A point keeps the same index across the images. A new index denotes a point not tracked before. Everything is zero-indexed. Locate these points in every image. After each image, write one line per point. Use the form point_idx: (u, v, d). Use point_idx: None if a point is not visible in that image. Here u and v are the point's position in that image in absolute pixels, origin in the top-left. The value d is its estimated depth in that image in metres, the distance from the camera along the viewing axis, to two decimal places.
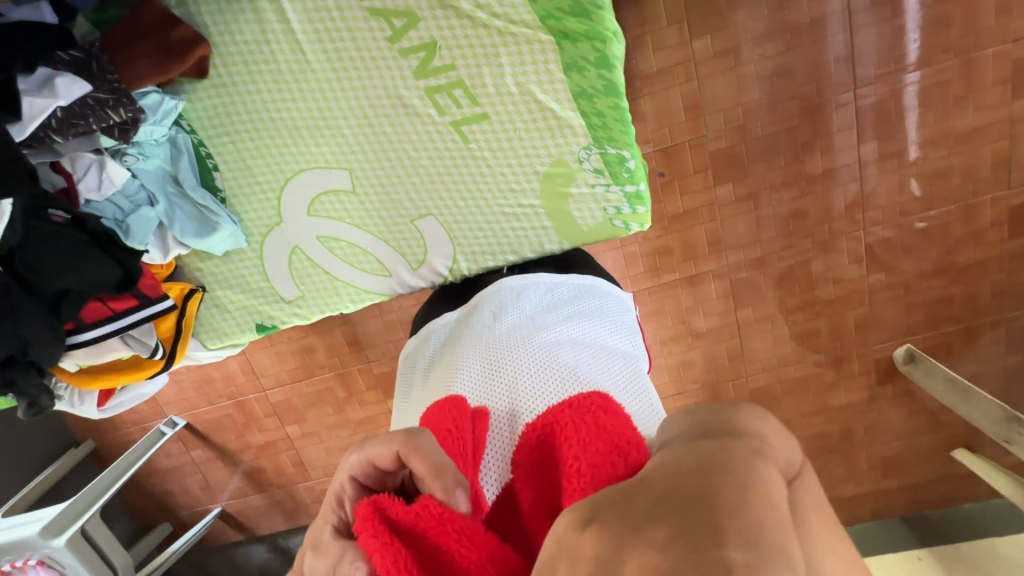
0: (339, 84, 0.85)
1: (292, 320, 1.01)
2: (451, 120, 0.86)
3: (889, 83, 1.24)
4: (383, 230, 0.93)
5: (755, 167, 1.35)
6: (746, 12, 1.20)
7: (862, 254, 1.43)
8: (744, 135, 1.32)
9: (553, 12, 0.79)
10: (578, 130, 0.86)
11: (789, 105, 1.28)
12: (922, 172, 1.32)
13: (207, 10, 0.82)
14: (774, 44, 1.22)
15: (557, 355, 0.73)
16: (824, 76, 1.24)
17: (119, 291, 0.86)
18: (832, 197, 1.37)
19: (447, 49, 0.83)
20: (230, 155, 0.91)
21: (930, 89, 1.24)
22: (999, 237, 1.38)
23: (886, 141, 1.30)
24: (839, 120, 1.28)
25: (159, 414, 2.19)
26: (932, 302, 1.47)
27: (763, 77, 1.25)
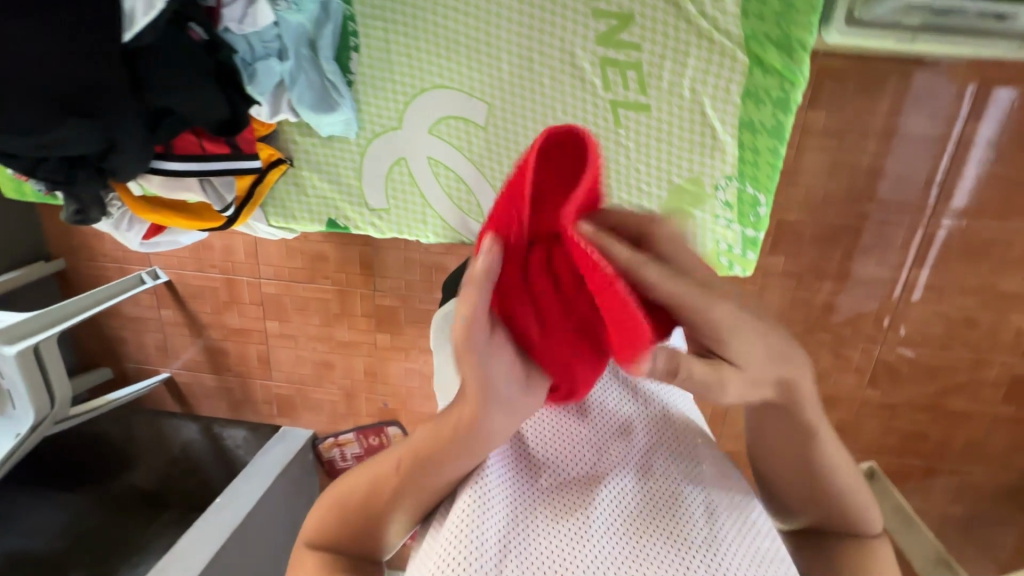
0: (517, 16, 0.81)
1: (366, 229, 0.96)
2: (612, 98, 0.83)
3: (962, 222, 1.29)
4: (497, 178, 0.90)
5: (812, 250, 1.36)
6: (868, 104, 1.21)
7: (868, 366, 1.48)
8: (815, 216, 1.33)
9: (760, 35, 0.77)
10: (729, 158, 0.84)
11: (866, 206, 1.30)
12: (954, 313, 1.38)
13: None
14: (881, 143, 1.24)
15: (617, 356, 0.65)
16: (910, 192, 1.28)
17: (221, 134, 0.81)
18: (867, 305, 1.41)
19: (640, 28, 0.79)
20: (375, 42, 0.85)
21: (995, 241, 1.30)
22: (993, 396, 1.46)
23: (936, 272, 1.35)
24: (903, 238, 1.32)
25: (141, 261, 2.10)
26: (909, 433, 1.53)
27: (857, 170, 1.27)
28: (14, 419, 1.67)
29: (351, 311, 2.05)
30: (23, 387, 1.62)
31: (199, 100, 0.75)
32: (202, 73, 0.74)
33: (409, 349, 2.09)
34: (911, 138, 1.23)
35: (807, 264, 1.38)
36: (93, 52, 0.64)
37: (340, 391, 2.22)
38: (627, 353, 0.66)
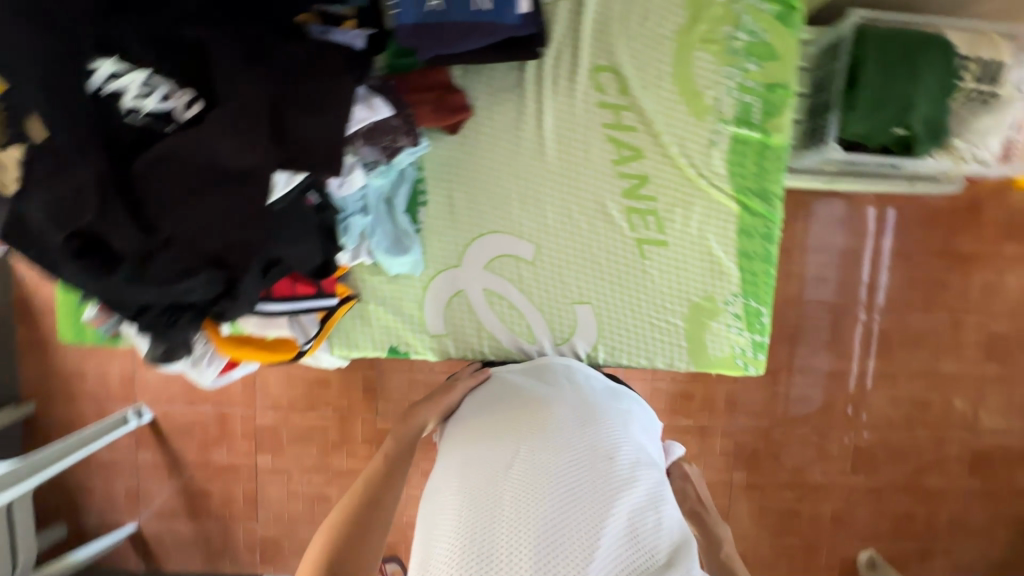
0: (557, 177, 1.02)
1: (425, 353, 1.06)
2: (637, 236, 1.03)
3: (894, 317, 1.59)
4: (544, 303, 1.05)
5: (782, 348, 1.60)
6: (803, 228, 1.56)
7: (849, 452, 1.63)
8: (780, 318, 1.59)
9: (744, 189, 1.02)
10: (733, 279, 1.04)
11: (820, 308, 1.58)
12: (909, 396, 1.61)
13: (480, 91, 1.01)
14: (820, 256, 1.57)
15: (625, 440, 0.78)
16: (849, 296, 1.58)
17: (313, 279, 0.92)
18: (835, 394, 1.61)
19: (654, 185, 1.03)
20: (440, 197, 1.03)
21: (925, 332, 1.59)
22: (961, 472, 1.63)
23: (885, 360, 1.60)
24: (853, 333, 1.59)
25: (125, 399, 2.00)
26: (898, 515, 1.65)
27: (804, 279, 1.58)
28: None
29: (352, 438, 2.01)
30: None
31: (305, 252, 0.87)
32: (309, 229, 0.87)
33: None
34: (841, 253, 1.57)
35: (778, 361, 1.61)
36: (235, 216, 0.73)
37: None
38: (633, 441, 0.79)
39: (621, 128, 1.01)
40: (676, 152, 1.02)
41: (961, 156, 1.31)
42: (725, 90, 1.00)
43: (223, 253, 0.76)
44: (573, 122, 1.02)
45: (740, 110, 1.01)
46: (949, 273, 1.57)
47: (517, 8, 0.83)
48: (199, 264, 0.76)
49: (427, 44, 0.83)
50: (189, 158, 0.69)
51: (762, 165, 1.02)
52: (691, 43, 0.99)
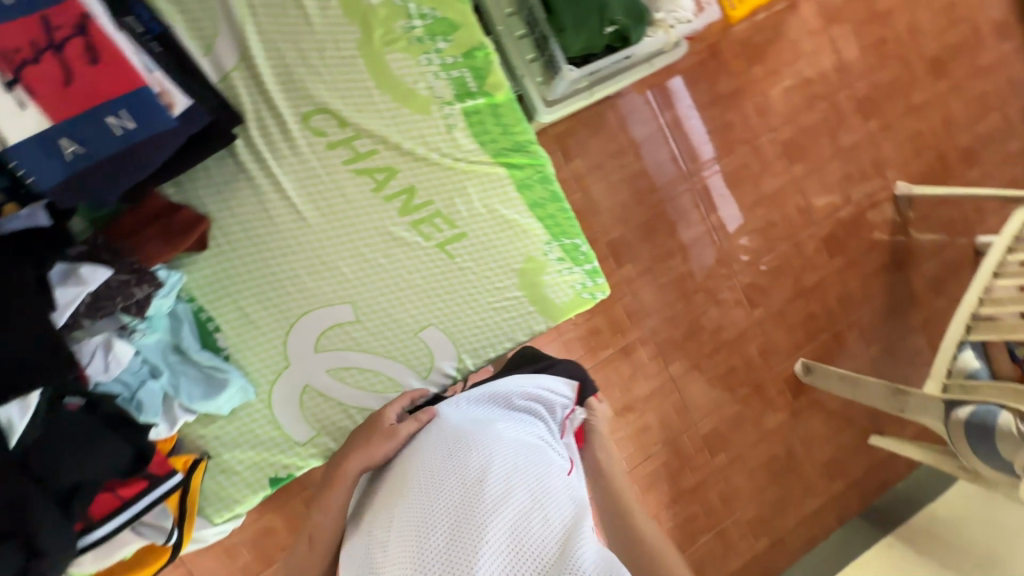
0: (331, 232, 0.99)
1: (309, 462, 1.00)
2: (436, 243, 1.03)
3: (709, 171, 1.74)
4: (391, 349, 1.02)
5: (642, 246, 1.70)
6: (600, 140, 1.66)
7: (740, 296, 1.79)
8: (627, 223, 1.69)
9: (500, 150, 1.05)
10: (539, 230, 1.08)
11: (652, 197, 1.70)
12: (755, 225, 1.79)
13: (207, 194, 0.94)
14: (627, 156, 1.68)
15: (496, 451, 0.77)
16: (667, 174, 1.71)
17: (135, 474, 0.85)
18: (703, 258, 1.75)
19: (423, 190, 1.02)
20: (231, 313, 0.95)
21: (737, 168, 1.77)
22: (825, 258, 1.85)
23: (722, 208, 1.76)
24: (687, 201, 1.73)
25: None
26: (804, 319, 1.84)
27: (625, 180, 1.68)
28: None
29: None
30: None
31: (102, 460, 0.80)
32: (95, 432, 0.80)
33: None
34: (637, 145, 1.69)
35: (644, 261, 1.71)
36: None
37: None
38: (508, 446, 0.78)
39: (362, 156, 1.00)
40: (424, 151, 1.02)
41: (667, 24, 1.43)
42: (433, 75, 1.02)
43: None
44: (315, 174, 0.98)
45: (456, 86, 1.03)
46: (728, 112, 1.75)
47: (166, 111, 0.76)
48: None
49: (95, 190, 0.75)
50: None
51: (503, 122, 1.05)
52: (377, 49, 0.99)
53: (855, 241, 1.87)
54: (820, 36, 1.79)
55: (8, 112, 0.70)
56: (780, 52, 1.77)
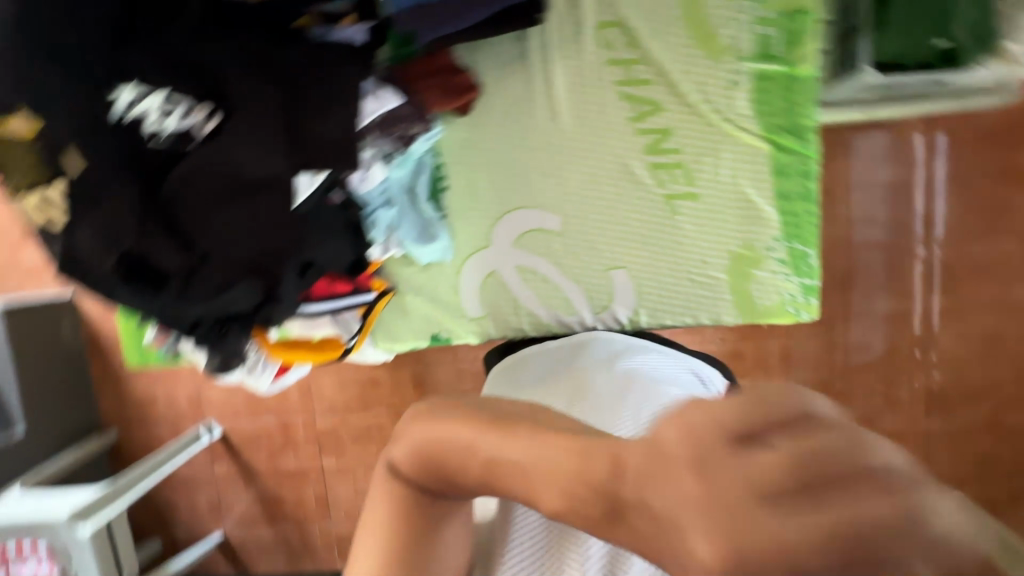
0: (576, 143, 1.00)
1: (466, 336, 1.08)
2: (666, 193, 1.00)
3: (954, 249, 1.49)
4: (579, 273, 1.04)
5: (834, 295, 1.52)
6: (847, 166, 1.48)
7: (920, 397, 1.54)
8: (830, 264, 1.51)
9: (774, 126, 0.97)
10: (774, 223, 0.99)
11: (873, 249, 1.50)
12: (980, 331, 1.50)
13: (488, 67, 0.99)
14: (869, 194, 1.48)
15: (665, 398, 0.81)
16: (903, 232, 1.49)
17: (349, 276, 0.94)
18: (898, 337, 1.52)
19: (678, 137, 0.99)
20: (461, 181, 1.03)
21: (991, 261, 1.48)
22: None
23: (949, 296, 1.50)
24: (911, 270, 1.50)
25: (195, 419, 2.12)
26: (983, 459, 1.55)
27: (852, 219, 1.49)
28: None
29: None
30: (93, 568, 1.57)
31: (335, 252, 0.88)
32: (337, 226, 0.88)
33: None
34: (889, 186, 1.48)
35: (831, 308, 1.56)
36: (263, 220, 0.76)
37: None
38: (676, 401, 0.82)
39: (636, 82, 0.98)
40: (697, 99, 0.97)
41: (1016, 62, 1.18)
42: (743, 25, 0.95)
43: (259, 258, 0.79)
44: (586, 83, 0.99)
45: (760, 44, 0.95)
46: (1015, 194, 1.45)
47: None
48: (238, 273, 0.79)
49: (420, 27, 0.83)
50: (206, 170, 0.71)
51: (791, 99, 0.96)
52: None
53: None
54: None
55: None
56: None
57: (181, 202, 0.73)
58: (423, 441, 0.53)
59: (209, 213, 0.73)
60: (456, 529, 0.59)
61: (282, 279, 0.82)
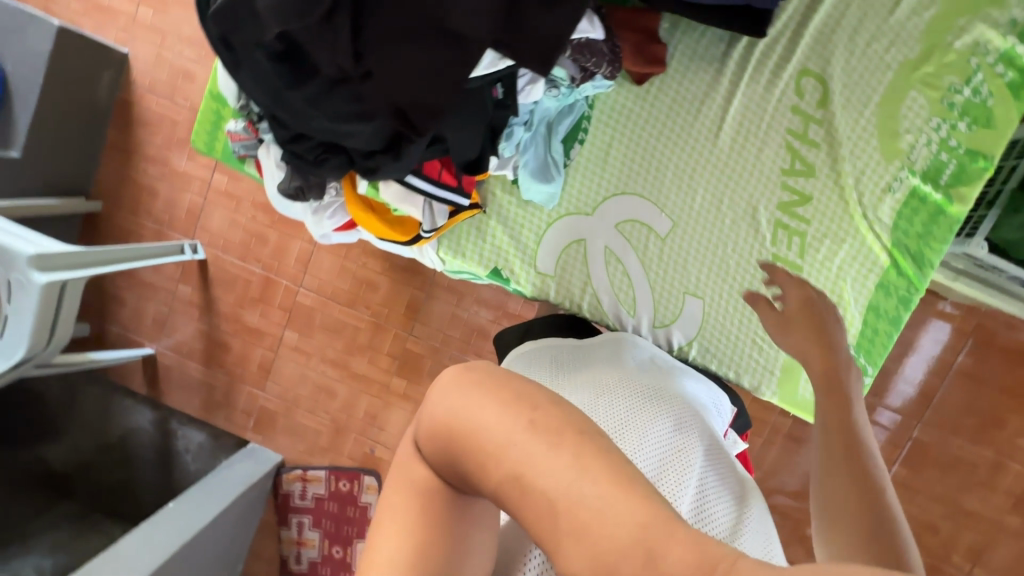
0: (722, 164, 0.99)
1: (525, 285, 1.05)
2: (775, 253, 1.00)
3: (943, 434, 1.54)
4: (658, 282, 1.02)
5: None
6: None
7: None
8: None
9: (900, 245, 0.98)
10: (853, 329, 1.00)
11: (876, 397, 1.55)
12: (925, 515, 1.56)
13: (682, 51, 0.97)
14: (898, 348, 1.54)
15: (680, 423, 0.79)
16: (909, 396, 1.54)
17: (459, 172, 0.88)
18: None
19: (814, 208, 0.98)
20: (599, 142, 1.00)
21: (963, 462, 1.53)
22: None
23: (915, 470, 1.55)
24: (898, 432, 1.55)
25: (185, 233, 2.03)
26: None
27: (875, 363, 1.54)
28: None
29: (380, 347, 2.02)
30: (30, 319, 1.46)
31: (469, 144, 0.84)
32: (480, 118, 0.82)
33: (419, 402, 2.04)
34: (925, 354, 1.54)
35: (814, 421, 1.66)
36: (435, 72, 0.70)
37: (329, 423, 2.08)
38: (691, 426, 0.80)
39: (804, 140, 0.97)
40: (849, 184, 0.97)
41: None
42: (923, 140, 0.95)
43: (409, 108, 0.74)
44: (759, 116, 0.97)
45: (931, 166, 0.96)
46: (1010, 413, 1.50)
47: None
48: (381, 110, 0.75)
49: None
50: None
51: (930, 228, 0.96)
52: (909, 81, 0.94)
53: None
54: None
55: None
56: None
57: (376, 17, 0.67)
58: (442, 415, 0.50)
59: (395, 41, 0.68)
60: (483, 529, 0.55)
61: (414, 139, 0.77)
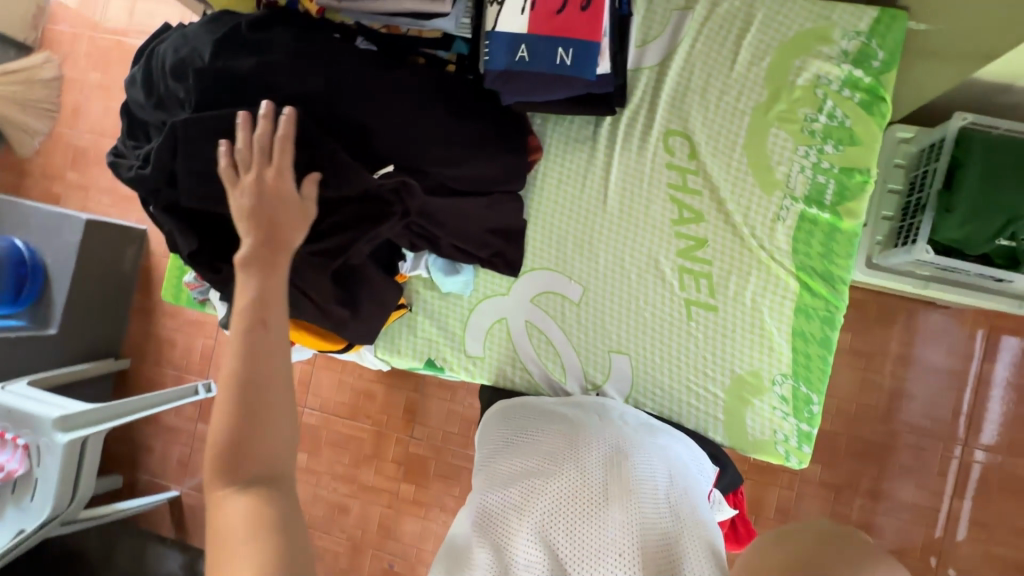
0: (616, 225, 1.06)
1: (460, 371, 1.11)
2: (686, 297, 1.03)
3: (948, 451, 1.58)
4: (582, 345, 1.06)
5: (838, 460, 1.63)
6: (871, 338, 1.63)
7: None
8: (845, 428, 1.63)
9: (807, 267, 0.99)
10: (784, 358, 0.99)
11: (865, 420, 1.62)
12: (964, 549, 1.56)
13: (556, 138, 1.08)
14: (860, 362, 1.63)
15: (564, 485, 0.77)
16: (898, 412, 1.61)
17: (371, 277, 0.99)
18: (877, 518, 1.60)
19: (712, 249, 1.03)
20: None
21: (983, 475, 1.56)
22: None
23: (924, 491, 1.58)
24: (900, 461, 1.60)
25: (200, 374, 2.18)
26: None
27: (848, 384, 1.63)
28: (28, 512, 1.61)
29: (385, 457, 2.05)
30: (54, 479, 1.60)
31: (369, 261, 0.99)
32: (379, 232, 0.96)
33: (430, 505, 2.01)
34: (909, 369, 1.61)
35: (838, 455, 1.62)
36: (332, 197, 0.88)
37: (347, 542, 2.07)
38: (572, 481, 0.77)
39: (685, 190, 1.04)
40: (739, 220, 1.02)
41: None
42: (797, 168, 1.00)
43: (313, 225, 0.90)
44: (639, 177, 1.06)
45: (812, 189, 1.00)
46: (996, 419, 1.56)
47: (595, 67, 0.87)
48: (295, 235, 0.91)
49: (509, 90, 0.89)
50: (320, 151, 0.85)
51: (831, 246, 0.99)
52: (766, 120, 1.02)
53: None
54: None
55: (512, 10, 0.86)
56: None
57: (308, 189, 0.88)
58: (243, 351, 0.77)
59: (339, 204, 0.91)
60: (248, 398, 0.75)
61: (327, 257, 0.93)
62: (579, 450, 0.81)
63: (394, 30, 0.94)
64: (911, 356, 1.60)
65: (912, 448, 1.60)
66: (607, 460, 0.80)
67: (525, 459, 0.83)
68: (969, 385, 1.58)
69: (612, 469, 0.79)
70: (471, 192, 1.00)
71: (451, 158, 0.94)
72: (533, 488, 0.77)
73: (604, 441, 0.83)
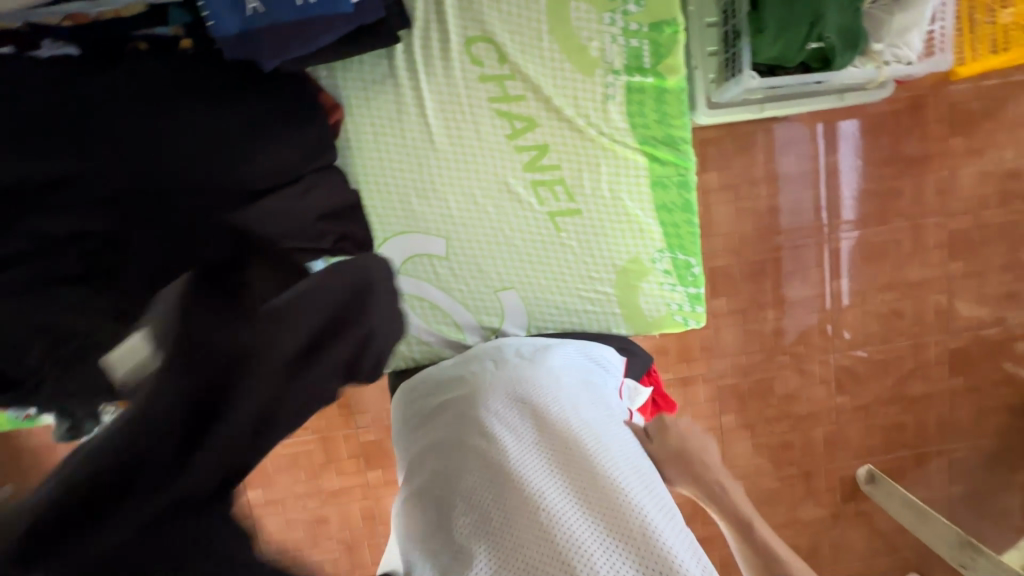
0: (453, 162, 0.97)
1: None
2: (549, 211, 0.98)
3: (821, 242, 1.76)
4: (467, 296, 1.01)
5: (740, 286, 1.77)
6: (736, 169, 1.70)
7: (829, 377, 1.84)
8: (737, 258, 1.75)
9: (649, 139, 0.97)
10: (656, 234, 1.00)
11: (752, 244, 1.75)
12: (853, 317, 1.81)
13: (352, 85, 0.93)
14: (732, 193, 1.72)
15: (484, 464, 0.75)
16: (775, 225, 1.74)
17: None
18: (783, 322, 1.80)
19: (556, 152, 0.97)
20: None
21: (850, 251, 1.78)
22: (899, 371, 1.84)
23: (812, 284, 1.78)
24: (788, 267, 1.77)
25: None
26: (887, 428, 1.87)
27: (730, 218, 1.73)
28: None
29: (341, 456, 1.98)
30: None
31: None
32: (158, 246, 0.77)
33: None
34: (774, 184, 1.72)
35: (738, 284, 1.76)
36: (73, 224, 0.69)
37: (340, 545, 2.05)
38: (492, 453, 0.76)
39: (509, 99, 0.95)
40: (572, 114, 0.95)
41: (882, 58, 1.31)
42: (609, 39, 0.94)
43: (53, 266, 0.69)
44: (457, 101, 0.95)
45: (630, 56, 0.94)
46: (849, 201, 1.75)
47: None
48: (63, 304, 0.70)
49: (263, 52, 0.73)
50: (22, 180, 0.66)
51: (663, 109, 0.96)
52: None
53: (933, 358, 1.84)
54: (984, 151, 1.75)
55: None
56: (942, 158, 1.75)
57: (41, 263, 0.68)
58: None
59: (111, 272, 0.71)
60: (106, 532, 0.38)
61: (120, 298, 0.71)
62: (476, 418, 0.80)
63: (76, 20, 0.75)
64: (772, 172, 1.71)
65: (793, 253, 1.76)
66: (507, 417, 0.80)
67: (434, 450, 0.81)
68: (822, 179, 1.73)
69: (515, 421, 0.79)
70: (275, 186, 0.85)
71: (230, 159, 0.78)
72: (457, 477, 0.75)
73: (502, 392, 0.84)
